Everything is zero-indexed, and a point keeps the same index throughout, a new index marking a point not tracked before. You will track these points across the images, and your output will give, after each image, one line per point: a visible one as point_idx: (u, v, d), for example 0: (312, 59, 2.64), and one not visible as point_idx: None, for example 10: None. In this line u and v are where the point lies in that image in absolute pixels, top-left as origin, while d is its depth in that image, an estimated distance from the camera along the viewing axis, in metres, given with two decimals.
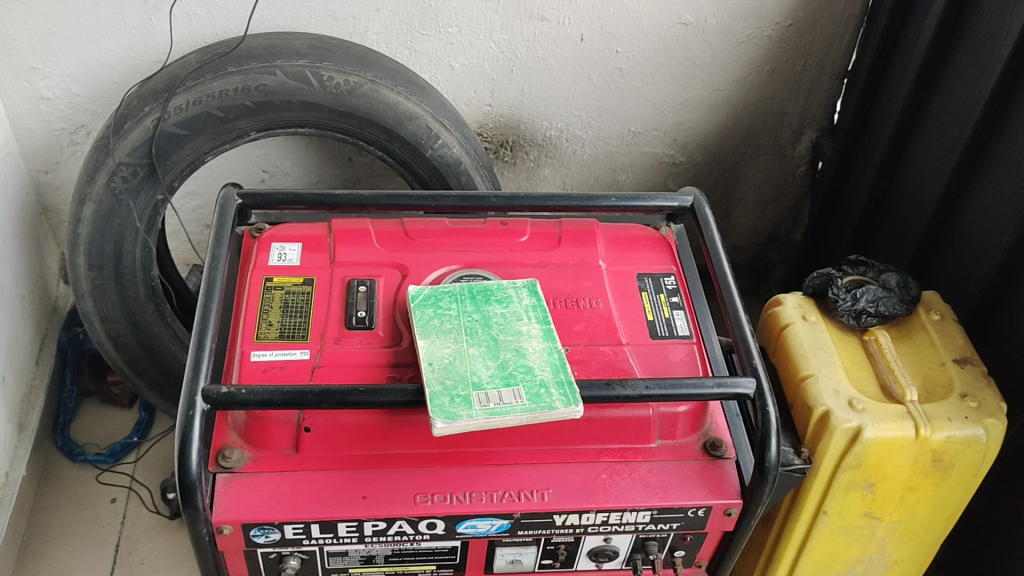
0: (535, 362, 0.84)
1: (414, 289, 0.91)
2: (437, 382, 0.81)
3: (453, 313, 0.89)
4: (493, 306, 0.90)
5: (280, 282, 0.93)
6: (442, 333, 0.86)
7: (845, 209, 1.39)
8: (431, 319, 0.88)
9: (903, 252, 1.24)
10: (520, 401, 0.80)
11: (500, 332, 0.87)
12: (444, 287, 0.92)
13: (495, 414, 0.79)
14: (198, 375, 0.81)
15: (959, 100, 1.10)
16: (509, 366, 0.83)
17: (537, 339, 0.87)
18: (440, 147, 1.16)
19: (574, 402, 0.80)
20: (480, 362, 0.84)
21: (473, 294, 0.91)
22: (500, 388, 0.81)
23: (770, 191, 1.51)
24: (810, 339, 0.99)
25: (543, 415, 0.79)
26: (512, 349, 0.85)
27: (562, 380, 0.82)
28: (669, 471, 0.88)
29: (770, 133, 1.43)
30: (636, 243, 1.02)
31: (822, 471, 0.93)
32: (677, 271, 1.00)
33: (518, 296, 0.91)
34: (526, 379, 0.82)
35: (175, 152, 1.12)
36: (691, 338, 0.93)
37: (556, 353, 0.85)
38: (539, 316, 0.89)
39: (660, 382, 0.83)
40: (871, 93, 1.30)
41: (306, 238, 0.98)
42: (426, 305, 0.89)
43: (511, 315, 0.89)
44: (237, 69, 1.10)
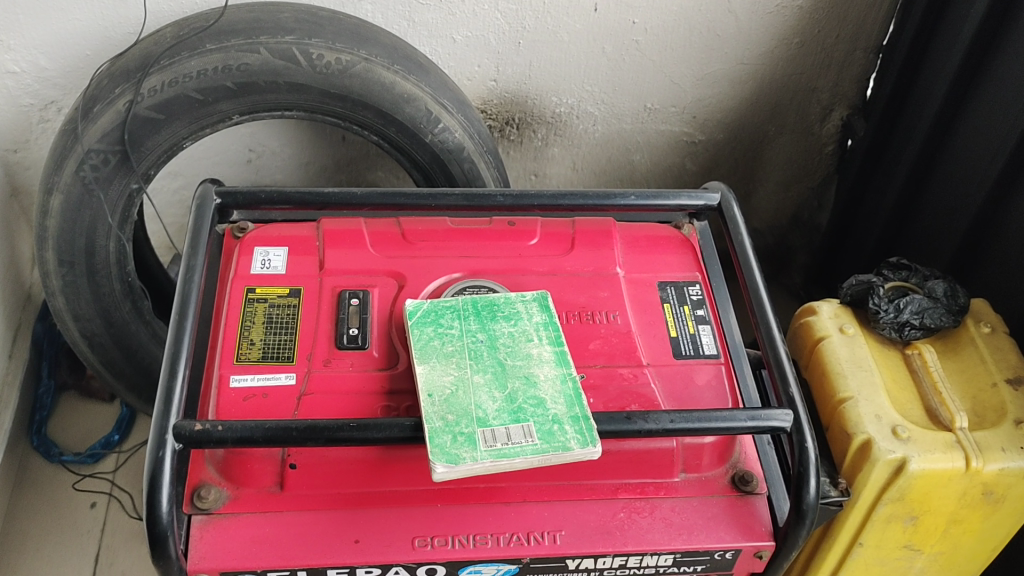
0: (547, 393, 0.75)
1: (411, 305, 0.81)
2: (437, 417, 0.73)
3: (455, 333, 0.79)
4: (499, 324, 0.81)
5: (263, 294, 0.84)
6: (442, 357, 0.78)
7: (877, 195, 1.28)
8: (430, 340, 0.79)
9: (946, 246, 1.14)
10: (530, 440, 0.72)
11: (508, 356, 0.78)
12: (445, 301, 0.82)
13: (502, 457, 0.70)
14: (169, 409, 0.71)
15: (1015, 84, 1.00)
16: (517, 398, 0.75)
17: (549, 365, 0.78)
18: (440, 132, 1.06)
19: (591, 442, 0.72)
20: (485, 394, 0.75)
21: (477, 310, 0.82)
22: (508, 425, 0.73)
23: (795, 171, 1.41)
24: (848, 354, 0.90)
25: (556, 456, 0.71)
26: (520, 376, 0.76)
27: (577, 415, 0.74)
28: (693, 509, 0.79)
29: (797, 110, 1.33)
30: (657, 245, 0.93)
31: (860, 504, 0.85)
32: (702, 279, 0.91)
33: (528, 312, 0.82)
34: (536, 414, 0.74)
35: (150, 138, 1.01)
36: (720, 357, 0.84)
37: (570, 381, 0.76)
38: (550, 336, 0.80)
39: (686, 415, 0.75)
40: (910, 72, 1.19)
41: (293, 241, 0.89)
42: (424, 324, 0.80)
43: (519, 335, 0.80)
44: (217, 47, 0.99)
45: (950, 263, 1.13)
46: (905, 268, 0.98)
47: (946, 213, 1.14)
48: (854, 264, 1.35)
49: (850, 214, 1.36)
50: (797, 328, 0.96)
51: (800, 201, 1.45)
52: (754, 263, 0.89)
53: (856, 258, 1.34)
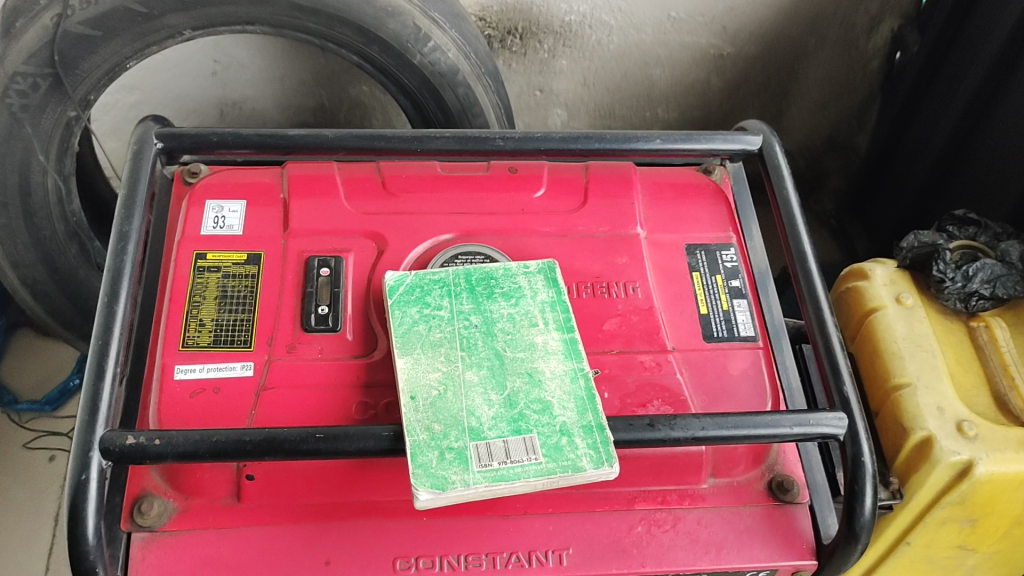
0: (554, 395, 0.63)
1: (391, 279, 0.68)
2: (421, 429, 0.60)
3: (444, 316, 0.66)
4: (497, 304, 0.68)
5: (216, 260, 0.70)
6: (428, 348, 0.65)
7: (926, 124, 1.12)
8: (414, 325, 0.66)
9: (1011, 187, 0.99)
10: (532, 458, 0.60)
11: (507, 346, 0.65)
12: (433, 274, 0.69)
13: (498, 481, 0.58)
14: (95, 419, 0.59)
15: None
16: (518, 401, 0.62)
17: (556, 358, 0.65)
18: (430, 52, 0.90)
19: (606, 461, 0.60)
20: (479, 397, 0.62)
21: (471, 284, 0.69)
22: (506, 438, 0.60)
23: (833, 88, 1.24)
24: (906, 331, 0.76)
25: (564, 478, 0.59)
26: (522, 373, 0.63)
27: (590, 424, 0.61)
28: (724, 521, 0.68)
29: (841, 20, 1.16)
30: (685, 196, 0.78)
31: (913, 505, 0.74)
32: (737, 240, 0.77)
33: (532, 287, 0.69)
34: (541, 423, 0.61)
35: (86, 59, 0.85)
36: (758, 340, 0.71)
37: (582, 379, 0.63)
38: (557, 319, 0.67)
39: (719, 421, 0.63)
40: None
41: (252, 191, 0.75)
42: (407, 303, 0.67)
43: (522, 318, 0.67)
44: None
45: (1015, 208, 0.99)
46: (972, 223, 0.84)
47: (1011, 150, 0.99)
48: (897, 196, 1.21)
49: (895, 139, 1.20)
50: (844, 293, 0.82)
51: (838, 122, 1.29)
52: (802, 225, 0.73)
53: (899, 188, 1.20)
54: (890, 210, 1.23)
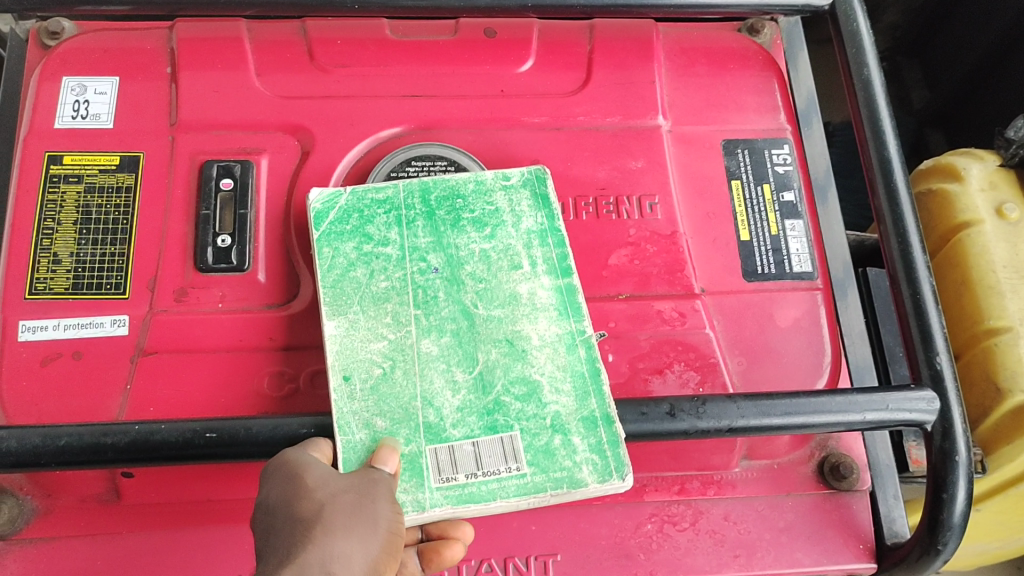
0: (543, 371, 0.44)
1: (318, 201, 0.49)
2: (357, 426, 0.42)
3: (391, 256, 0.47)
4: (465, 235, 0.48)
5: (75, 167, 0.51)
6: (370, 303, 0.46)
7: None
8: (350, 269, 0.47)
9: None
10: (513, 467, 0.42)
11: (479, 301, 0.46)
12: (376, 190, 0.49)
13: (465, 502, 0.41)
14: None
15: None
16: (493, 384, 0.44)
17: (547, 316, 0.46)
18: None
19: (616, 473, 0.43)
20: (439, 377, 0.44)
21: (430, 206, 0.49)
22: (476, 438, 0.43)
23: None
24: (1008, 256, 0.58)
25: (558, 496, 0.42)
26: (499, 341, 0.45)
27: (592, 416, 0.44)
28: (758, 516, 0.52)
29: None
30: (722, 68, 0.58)
31: (996, 478, 0.58)
32: (794, 132, 0.57)
33: (515, 208, 0.49)
34: (527, 416, 0.44)
35: None
36: (817, 279, 0.53)
37: (581, 349, 0.45)
38: (548, 259, 0.48)
39: (764, 407, 0.45)
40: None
41: (126, 64, 0.54)
42: (340, 237, 0.48)
43: (501, 258, 0.47)
44: None
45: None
46: None
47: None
48: (969, 40, 0.95)
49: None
50: (926, 196, 0.63)
51: None
52: (886, 125, 0.53)
53: (971, 32, 0.94)
54: (954, 61, 0.99)
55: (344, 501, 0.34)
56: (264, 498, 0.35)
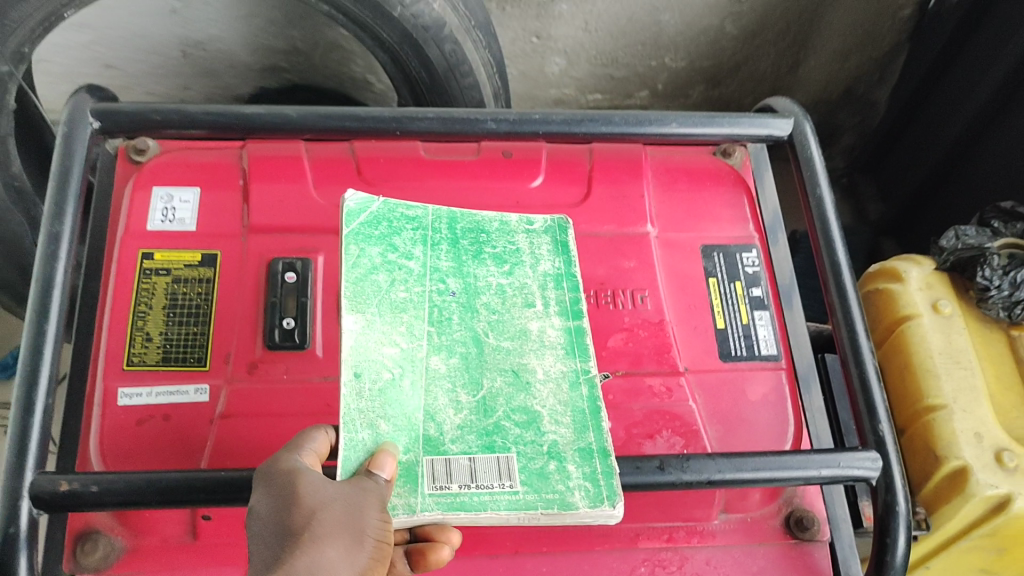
0: (544, 404, 0.50)
1: (353, 202, 0.55)
2: (362, 426, 0.46)
3: (413, 271, 0.54)
4: (485, 266, 0.56)
5: (164, 261, 0.61)
6: (387, 309, 0.51)
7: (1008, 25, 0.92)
8: (373, 271, 0.53)
9: None
10: (505, 483, 0.47)
11: (490, 332, 0.53)
12: (407, 208, 0.57)
13: (455, 509, 0.45)
14: (24, 462, 0.52)
15: None
16: (495, 409, 0.50)
17: (553, 353, 0.53)
18: (412, 4, 0.78)
19: (606, 500, 0.47)
20: (444, 396, 0.49)
21: (454, 238, 0.57)
22: (473, 455, 0.48)
23: (858, 41, 1.11)
24: (943, 345, 0.68)
25: (548, 514, 0.46)
26: (505, 370, 0.51)
27: (588, 447, 0.49)
28: (735, 562, 0.61)
29: None
30: (701, 185, 0.69)
31: (939, 536, 0.67)
32: (760, 240, 0.68)
33: (536, 252, 0.57)
34: (525, 441, 0.49)
35: (14, 8, 0.73)
36: (780, 360, 0.63)
37: (584, 387, 0.51)
38: (560, 302, 0.55)
39: (737, 463, 0.55)
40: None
41: (204, 176, 0.65)
42: (367, 239, 0.54)
43: (516, 294, 0.55)
44: None
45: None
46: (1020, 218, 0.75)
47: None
48: (919, 158, 1.13)
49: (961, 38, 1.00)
50: (873, 295, 0.74)
51: (858, 75, 1.16)
52: (836, 235, 0.64)
53: (923, 149, 1.12)
54: (905, 174, 1.17)
55: (331, 510, 0.38)
56: (261, 503, 0.39)
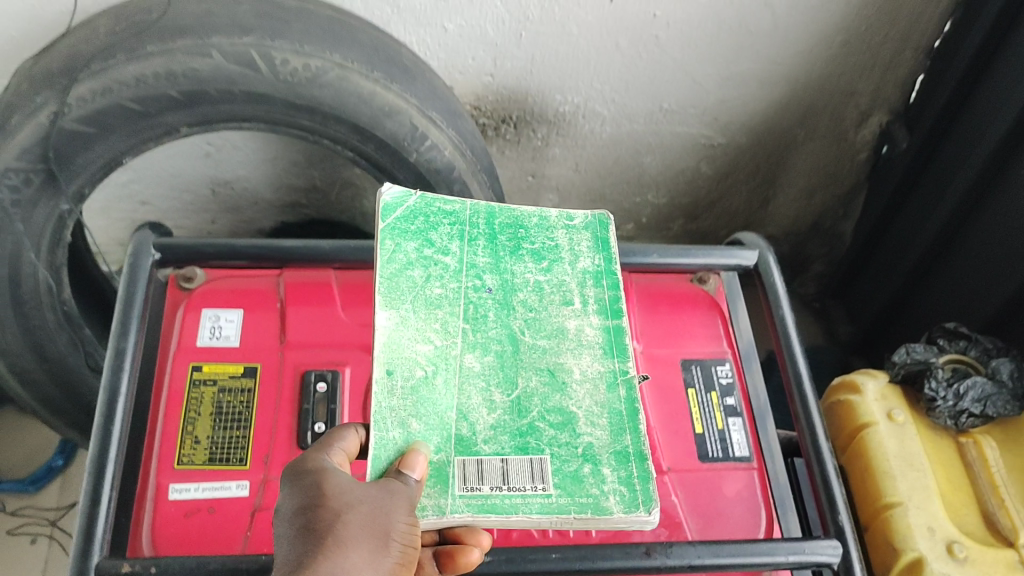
0: (579, 406, 0.57)
1: (390, 199, 0.63)
2: (393, 424, 0.53)
3: (449, 266, 0.62)
4: (523, 264, 0.64)
5: (211, 373, 0.70)
6: (422, 306, 0.59)
7: (950, 168, 1.05)
8: (409, 266, 0.61)
9: (981, 308, 1.04)
10: (538, 488, 0.54)
11: (525, 330, 0.60)
12: (444, 204, 0.64)
13: (486, 512, 0.51)
14: (90, 549, 0.59)
15: None
16: (530, 409, 0.57)
17: (591, 353, 0.60)
18: (427, 150, 0.91)
19: (642, 505, 0.53)
20: (478, 394, 0.56)
21: (493, 235, 0.65)
22: (506, 454, 0.54)
23: (821, 179, 1.24)
24: (898, 449, 0.77)
25: (582, 518, 0.53)
26: (542, 370, 0.59)
27: (625, 451, 0.56)
28: None
29: (830, 115, 1.15)
30: (680, 308, 0.79)
31: None
32: (732, 356, 0.77)
33: (575, 248, 0.66)
34: (561, 442, 0.56)
35: (81, 155, 0.85)
36: (752, 461, 0.72)
37: (620, 387, 0.59)
38: (600, 302, 0.63)
39: (714, 549, 0.62)
40: (999, 37, 0.95)
41: (247, 299, 0.74)
42: (403, 234, 0.62)
43: (554, 291, 0.63)
44: (159, 49, 0.80)
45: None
46: (964, 337, 0.86)
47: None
48: (881, 286, 1.24)
49: (914, 178, 1.13)
50: (836, 405, 0.83)
51: (823, 211, 1.29)
52: (798, 351, 0.74)
53: (885, 277, 1.22)
54: (868, 301, 1.28)
55: (354, 512, 0.44)
56: (297, 501, 0.45)
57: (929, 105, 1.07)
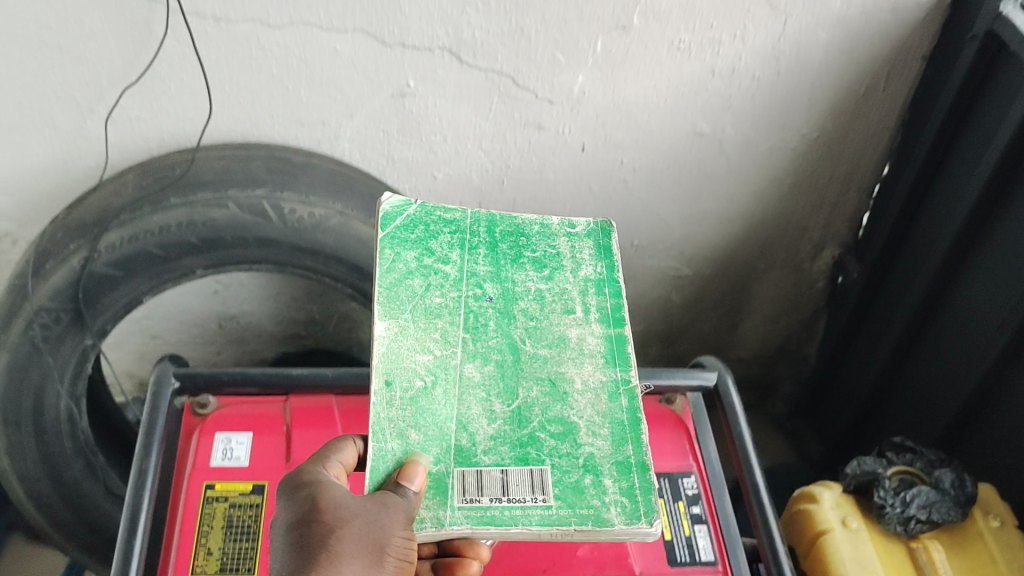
0: (580, 416, 0.66)
1: (392, 212, 0.74)
2: (392, 437, 0.63)
3: (449, 275, 0.72)
4: (524, 273, 0.74)
5: (223, 491, 0.77)
6: (421, 315, 0.70)
7: (899, 291, 1.15)
8: (409, 276, 0.71)
9: (934, 423, 1.09)
10: (538, 499, 0.62)
11: (527, 339, 0.70)
12: (444, 217, 0.76)
13: (486, 524, 0.60)
14: None
15: (1003, 286, 0.95)
16: (531, 419, 0.66)
17: (592, 361, 0.69)
18: None
19: (642, 518, 0.61)
20: (478, 405, 0.66)
21: (495, 245, 0.75)
22: (507, 466, 0.63)
23: (783, 305, 1.35)
24: (852, 553, 0.84)
25: (582, 529, 0.61)
26: (543, 379, 0.68)
27: (626, 462, 0.64)
28: None
29: (786, 248, 1.27)
30: (649, 426, 0.87)
31: None
32: (698, 469, 0.85)
33: (577, 255, 0.76)
34: (562, 453, 0.65)
35: (106, 294, 0.94)
36: (717, 564, 0.79)
37: (622, 398, 0.68)
38: (601, 310, 0.72)
39: None
40: (929, 173, 1.07)
41: (256, 423, 0.82)
42: (403, 247, 0.73)
43: (555, 299, 0.73)
44: (181, 201, 0.93)
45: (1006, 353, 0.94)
46: (909, 450, 0.94)
47: (994, 298, 0.96)
48: (844, 405, 1.31)
49: (867, 305, 1.23)
50: (797, 515, 0.90)
51: (788, 334, 1.40)
52: (755, 464, 0.82)
53: (847, 397, 1.30)
54: (834, 422, 1.36)
55: (352, 527, 0.56)
56: (310, 510, 0.58)
57: (875, 236, 1.19)
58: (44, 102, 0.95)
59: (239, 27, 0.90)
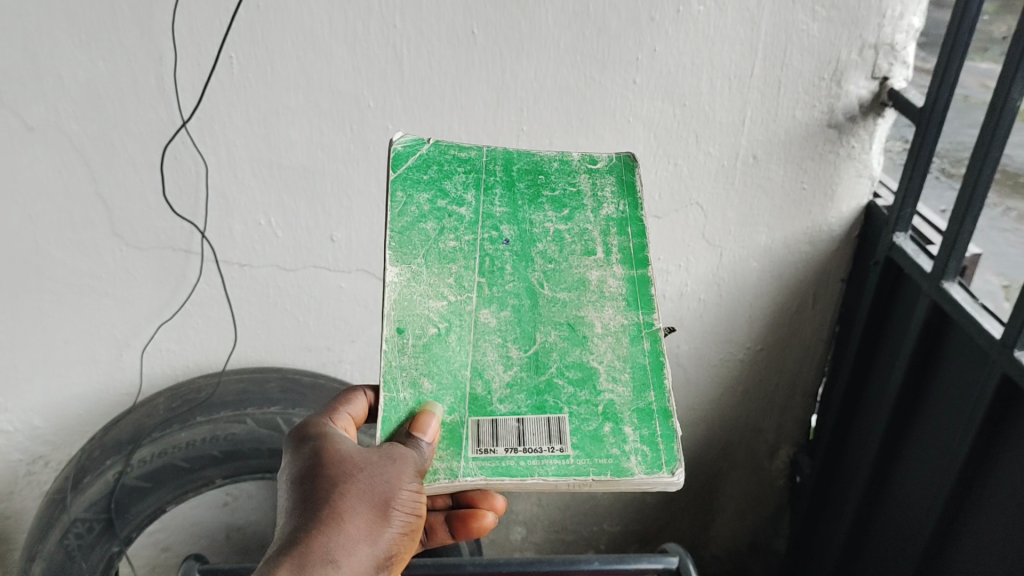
0: (600, 362, 0.65)
1: (402, 155, 0.72)
2: (404, 387, 0.63)
3: (465, 217, 0.70)
4: (543, 213, 0.71)
5: None
6: (435, 259, 0.68)
7: (849, 476, 1.26)
8: (423, 220, 0.69)
9: None
10: (556, 448, 0.60)
11: (546, 282, 0.68)
12: (460, 156, 0.73)
13: (500, 474, 0.60)
14: None
15: (932, 464, 1.06)
16: (550, 366, 0.65)
17: (613, 305, 0.67)
18: None
19: (661, 468, 0.59)
20: (496, 352, 0.65)
21: (513, 185, 0.73)
22: (524, 413, 0.62)
23: (749, 501, 1.47)
24: None
25: (600, 478, 0.59)
26: (564, 323, 0.67)
27: (648, 410, 0.63)
28: None
29: (745, 448, 1.41)
30: None
31: None
32: None
33: (599, 193, 0.73)
34: (581, 401, 0.63)
35: (135, 505, 1.06)
36: None
37: (645, 341, 0.65)
38: (623, 251, 0.70)
39: None
40: (862, 367, 1.22)
41: None
42: (416, 189, 0.70)
43: (576, 241, 0.70)
44: (206, 418, 1.07)
45: (935, 532, 1.04)
46: None
47: (931, 467, 1.06)
48: None
49: (823, 494, 1.34)
50: None
51: (756, 530, 1.50)
52: None
53: None
54: None
55: (360, 482, 0.61)
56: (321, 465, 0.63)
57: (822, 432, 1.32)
58: (88, 340, 1.13)
59: (258, 270, 1.10)
